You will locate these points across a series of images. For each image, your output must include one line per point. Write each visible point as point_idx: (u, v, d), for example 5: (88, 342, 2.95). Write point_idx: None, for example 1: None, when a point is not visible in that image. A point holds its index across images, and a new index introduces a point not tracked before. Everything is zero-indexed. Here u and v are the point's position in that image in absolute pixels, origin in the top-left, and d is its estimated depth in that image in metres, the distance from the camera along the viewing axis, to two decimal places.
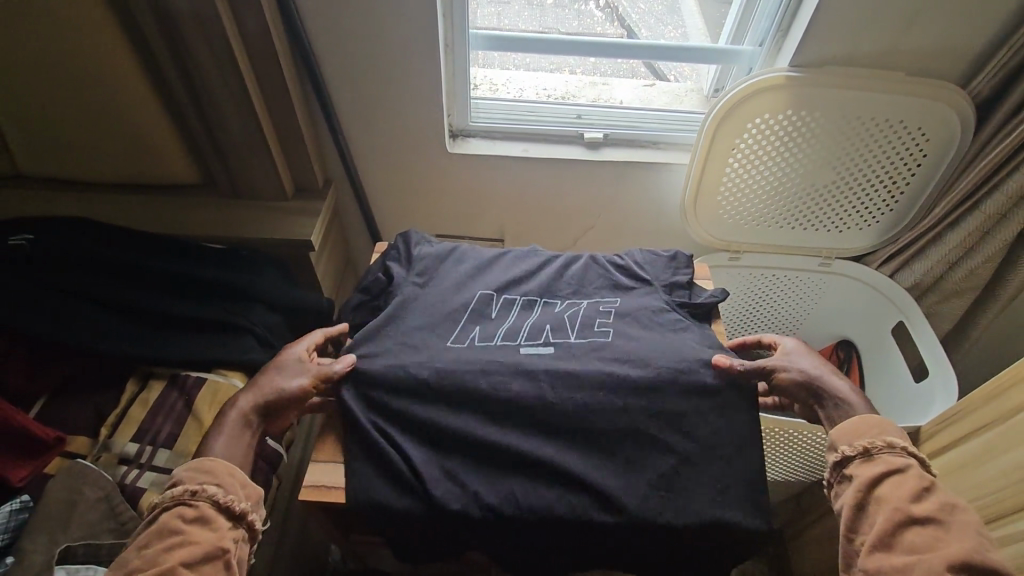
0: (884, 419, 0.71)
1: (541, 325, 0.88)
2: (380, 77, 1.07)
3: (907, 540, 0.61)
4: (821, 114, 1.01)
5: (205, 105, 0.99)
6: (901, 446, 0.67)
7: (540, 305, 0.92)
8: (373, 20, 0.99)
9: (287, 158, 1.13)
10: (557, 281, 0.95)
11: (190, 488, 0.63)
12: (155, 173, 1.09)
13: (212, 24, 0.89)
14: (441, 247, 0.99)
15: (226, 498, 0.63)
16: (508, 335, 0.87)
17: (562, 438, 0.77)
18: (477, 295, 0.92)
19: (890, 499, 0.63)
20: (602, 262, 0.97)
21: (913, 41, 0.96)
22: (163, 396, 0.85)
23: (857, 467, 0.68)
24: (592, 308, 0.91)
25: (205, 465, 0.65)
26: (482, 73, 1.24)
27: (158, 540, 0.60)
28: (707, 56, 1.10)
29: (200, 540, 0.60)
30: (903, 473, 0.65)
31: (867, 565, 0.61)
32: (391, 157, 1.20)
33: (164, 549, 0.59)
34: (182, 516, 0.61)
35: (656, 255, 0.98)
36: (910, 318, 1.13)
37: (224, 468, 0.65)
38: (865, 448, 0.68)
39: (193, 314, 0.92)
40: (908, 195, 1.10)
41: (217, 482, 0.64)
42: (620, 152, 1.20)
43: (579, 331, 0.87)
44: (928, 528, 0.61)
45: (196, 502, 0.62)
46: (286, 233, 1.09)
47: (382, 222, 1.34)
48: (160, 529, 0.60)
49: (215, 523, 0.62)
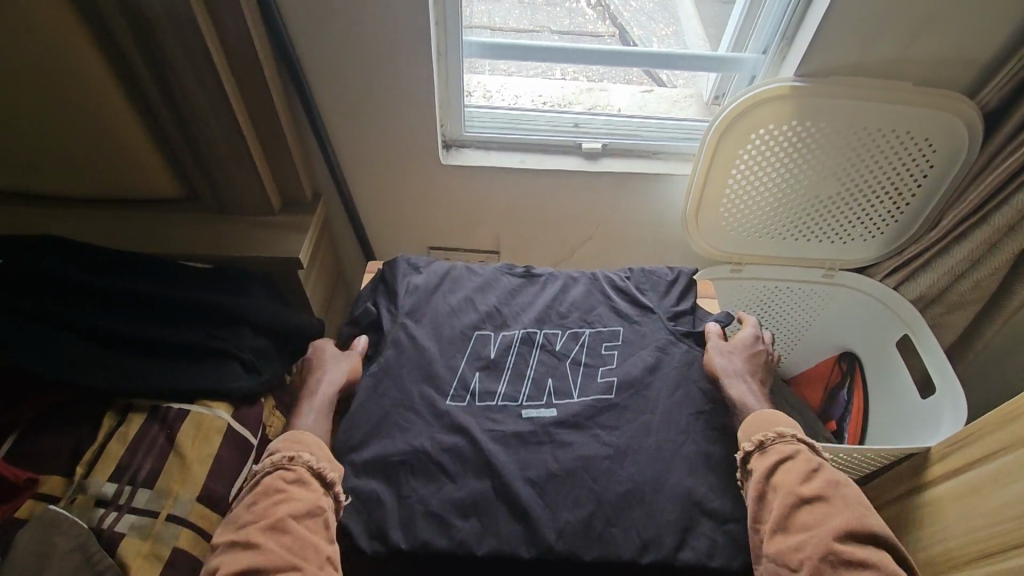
0: (774, 412, 0.75)
1: (543, 380, 0.83)
2: (369, 86, 1.02)
3: (802, 520, 0.64)
4: (826, 125, 0.99)
5: (186, 118, 0.95)
6: (789, 435, 0.72)
7: (539, 339, 0.87)
8: (360, 27, 0.94)
9: (274, 172, 1.08)
10: (556, 316, 0.90)
11: (288, 453, 0.69)
12: (133, 189, 1.04)
13: (190, 32, 0.85)
14: (433, 271, 0.94)
15: (319, 464, 0.69)
16: (509, 393, 0.81)
17: (564, 501, 0.71)
18: (472, 333, 0.87)
19: (784, 485, 0.67)
20: (601, 282, 0.94)
21: (922, 51, 0.93)
22: (143, 429, 0.80)
23: (755, 461, 0.71)
24: (594, 340, 0.87)
25: (298, 437, 0.72)
26: (475, 80, 1.20)
27: (264, 498, 0.66)
28: (708, 65, 1.06)
29: (301, 498, 0.66)
30: (794, 459, 0.69)
31: (769, 551, 0.64)
32: (381, 168, 1.16)
33: (272, 505, 0.65)
34: (283, 477, 0.67)
35: (658, 275, 0.95)
36: (914, 332, 1.10)
37: (313, 438, 0.72)
38: (759, 442, 0.71)
39: (174, 343, 0.87)
40: (913, 206, 1.08)
41: (310, 451, 0.70)
42: (618, 163, 1.17)
43: (583, 388, 0.82)
44: (818, 506, 0.65)
45: (294, 467, 0.69)
46: (273, 251, 1.05)
47: (372, 235, 1.29)
48: (265, 490, 0.67)
49: (313, 484, 0.67)
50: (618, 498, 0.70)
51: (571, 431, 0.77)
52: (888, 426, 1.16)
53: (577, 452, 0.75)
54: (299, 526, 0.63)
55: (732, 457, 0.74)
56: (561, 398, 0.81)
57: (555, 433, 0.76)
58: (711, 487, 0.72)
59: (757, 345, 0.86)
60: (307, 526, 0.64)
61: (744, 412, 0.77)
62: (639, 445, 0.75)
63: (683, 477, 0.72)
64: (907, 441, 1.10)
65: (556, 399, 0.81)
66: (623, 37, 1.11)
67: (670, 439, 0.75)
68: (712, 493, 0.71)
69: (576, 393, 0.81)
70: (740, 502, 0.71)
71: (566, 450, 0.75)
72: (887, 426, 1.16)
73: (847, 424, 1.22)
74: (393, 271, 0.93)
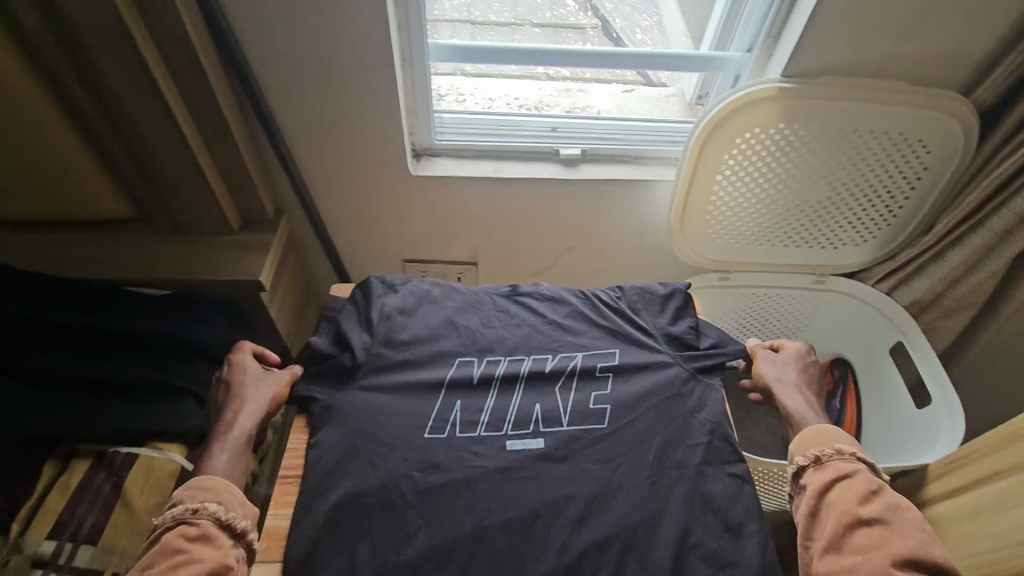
0: (834, 428, 0.75)
1: (530, 407, 0.76)
2: (329, 96, 0.95)
3: (857, 541, 0.65)
4: (816, 127, 0.94)
5: (128, 133, 0.88)
6: (848, 452, 0.72)
7: (527, 361, 0.81)
8: (314, 32, 0.87)
9: (230, 188, 1.01)
10: (545, 336, 0.83)
11: (191, 505, 0.63)
12: (77, 212, 0.97)
13: (125, 44, 0.78)
14: (408, 289, 0.87)
15: (228, 514, 0.64)
16: (493, 422, 0.75)
17: (542, 548, 0.65)
18: (455, 358, 0.81)
19: (840, 503, 0.67)
20: (591, 300, 0.88)
21: (914, 49, 0.88)
22: (87, 478, 0.74)
23: (810, 476, 0.71)
24: (588, 362, 0.81)
25: (203, 483, 0.66)
26: (447, 82, 1.14)
27: (162, 559, 0.60)
28: (691, 65, 1.01)
29: (205, 557, 0.60)
30: (852, 478, 0.69)
31: (819, 569, 0.65)
32: (347, 181, 1.09)
33: (170, 568, 0.59)
34: (185, 534, 0.62)
35: (650, 291, 0.89)
36: (909, 339, 1.06)
37: (220, 482, 0.67)
38: (816, 457, 0.72)
39: (122, 381, 0.81)
40: (906, 210, 1.03)
41: (217, 499, 0.65)
42: (598, 169, 1.11)
43: (573, 415, 0.76)
44: (875, 529, 0.65)
45: (199, 520, 0.63)
46: (231, 274, 0.98)
47: (343, 249, 1.23)
48: (162, 549, 0.61)
49: (219, 539, 0.62)
50: (599, 543, 0.65)
51: (557, 465, 0.71)
52: (880, 437, 1.11)
53: (563, 490, 0.69)
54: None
55: (730, 492, 0.69)
56: (550, 426, 0.75)
57: (541, 469, 0.71)
58: (706, 526, 0.67)
59: (805, 356, 0.87)
60: None
61: (801, 422, 0.78)
62: (629, 482, 0.70)
63: (669, 517, 0.67)
64: (903, 455, 1.04)
65: (544, 427, 0.75)
66: (607, 30, 1.05)
67: (663, 474, 0.70)
68: (699, 534, 0.66)
69: (565, 422, 0.75)
70: (730, 544, 0.66)
71: (552, 488, 0.69)
72: (880, 437, 1.11)
73: (845, 427, 1.15)
74: (368, 295, 0.85)
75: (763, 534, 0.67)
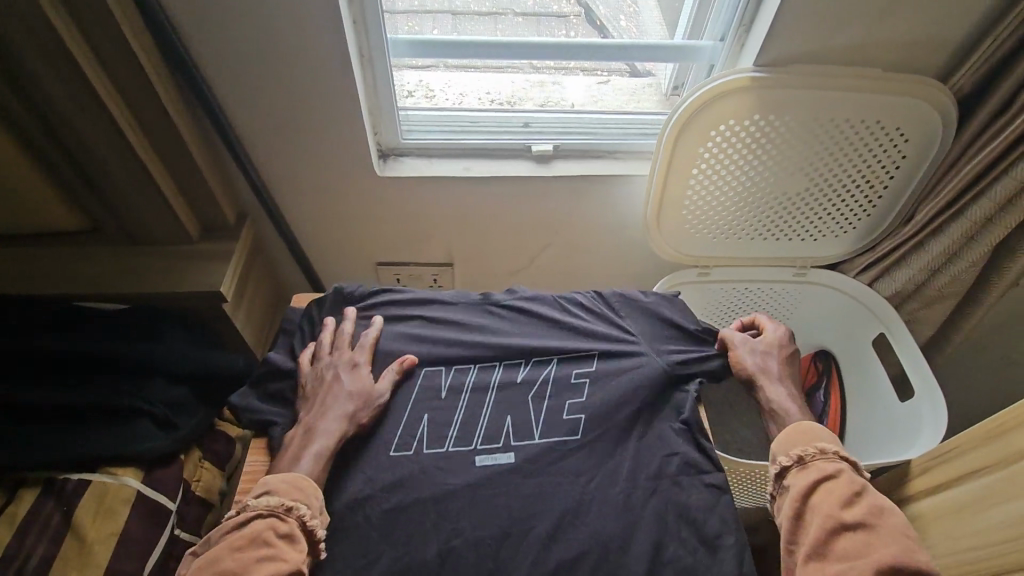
0: (817, 426, 0.73)
1: (500, 419, 0.74)
2: (285, 95, 0.91)
3: (840, 546, 0.63)
4: (791, 118, 0.91)
5: (71, 144, 0.83)
6: (831, 451, 0.70)
7: (500, 369, 0.78)
8: (265, 30, 0.82)
9: (187, 196, 0.97)
10: (516, 343, 0.81)
11: (286, 502, 0.62)
12: (25, 226, 0.92)
13: (57, 49, 0.73)
14: (373, 309, 0.85)
15: (314, 521, 0.62)
16: (462, 436, 0.72)
17: (511, 566, 0.63)
18: (422, 365, 0.79)
19: (823, 505, 0.66)
20: (567, 308, 0.85)
21: (889, 34, 0.85)
22: (36, 508, 0.71)
23: (793, 477, 0.70)
24: (561, 370, 0.78)
25: (297, 480, 0.64)
26: (415, 77, 1.08)
27: (249, 549, 0.59)
28: (666, 55, 0.97)
29: (287, 558, 0.59)
30: (836, 479, 0.67)
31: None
32: (312, 183, 1.04)
33: (255, 560, 0.58)
34: (275, 529, 0.60)
35: (626, 292, 0.86)
36: (892, 331, 1.03)
37: (312, 485, 0.65)
38: (799, 457, 0.70)
39: (72, 404, 0.77)
40: (887, 198, 1.01)
41: (306, 501, 0.63)
42: (572, 165, 1.08)
43: (545, 427, 0.73)
44: (860, 534, 0.63)
45: (288, 519, 0.61)
46: (190, 285, 0.95)
47: (313, 254, 1.19)
48: (252, 539, 0.60)
49: (301, 543, 0.61)
50: (569, 559, 0.63)
51: (527, 480, 0.69)
52: (864, 431, 1.08)
53: (533, 506, 0.67)
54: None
55: (708, 504, 0.67)
56: (519, 440, 0.72)
57: (511, 485, 0.68)
58: (681, 541, 0.65)
59: (784, 344, 0.84)
60: None
61: (784, 417, 0.76)
62: (603, 496, 0.67)
63: (642, 530, 0.65)
64: (887, 449, 1.02)
65: (514, 440, 0.72)
66: (591, 19, 1.00)
67: (638, 487, 0.68)
68: (672, 546, 0.64)
69: (536, 434, 0.72)
70: (704, 555, 0.64)
71: (521, 505, 0.67)
72: (863, 430, 1.08)
73: (826, 422, 1.13)
74: (334, 314, 0.84)
75: (740, 546, 0.65)
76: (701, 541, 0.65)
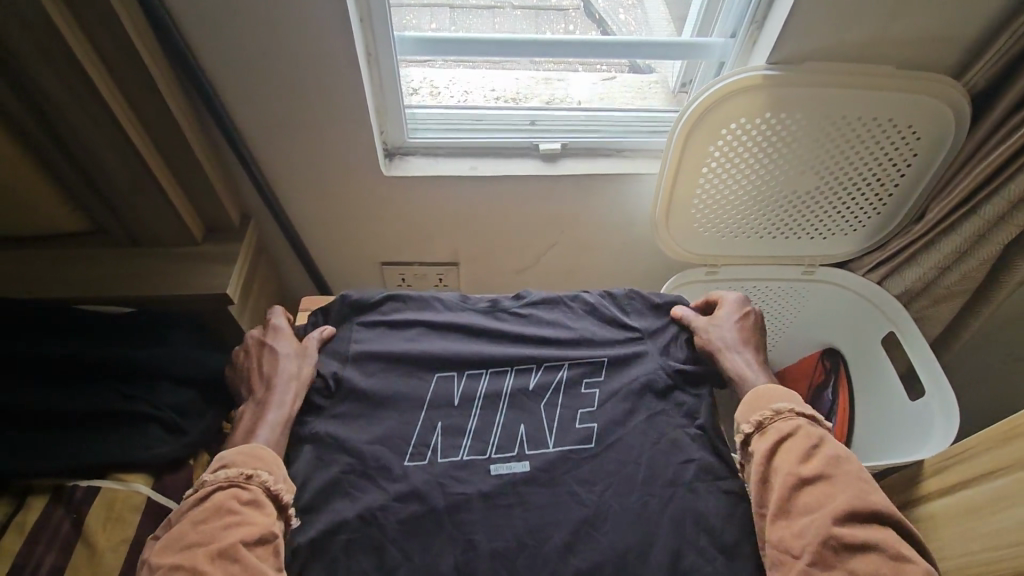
0: (774, 388, 0.73)
1: (514, 427, 0.73)
2: (291, 95, 0.89)
3: (802, 502, 0.62)
4: (802, 116, 0.90)
5: (74, 145, 0.82)
6: (787, 411, 0.70)
7: (511, 374, 0.78)
8: (271, 30, 0.81)
9: (190, 197, 0.96)
10: (527, 347, 0.80)
11: (245, 470, 0.63)
12: (26, 228, 0.91)
13: (61, 49, 0.72)
14: (380, 315, 0.83)
15: (278, 485, 0.64)
16: (476, 445, 0.72)
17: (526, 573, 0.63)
18: (435, 372, 0.78)
19: (784, 465, 0.65)
20: (580, 315, 0.84)
21: (903, 32, 0.84)
22: (45, 516, 0.70)
23: (755, 442, 0.69)
24: (574, 373, 0.78)
25: (255, 451, 0.66)
26: (420, 74, 1.07)
27: (214, 518, 0.60)
28: (676, 51, 0.96)
29: (255, 522, 0.60)
30: (793, 437, 0.67)
31: (772, 538, 0.62)
32: (317, 184, 1.03)
33: (222, 527, 0.59)
34: (238, 497, 0.61)
35: (642, 296, 0.85)
36: (901, 329, 1.03)
37: (271, 455, 0.66)
38: (758, 422, 0.70)
39: (76, 408, 0.76)
40: (896, 197, 1.00)
41: (268, 469, 0.65)
42: (580, 164, 1.07)
43: (559, 435, 0.73)
44: (819, 487, 0.63)
45: (250, 486, 0.63)
46: (195, 288, 0.94)
47: (317, 254, 1.18)
48: (215, 509, 0.60)
49: (269, 508, 0.62)
50: (584, 564, 0.63)
51: (541, 486, 0.68)
52: (873, 431, 1.07)
53: (548, 512, 0.67)
54: (251, 553, 0.58)
55: (725, 512, 0.67)
56: (534, 447, 0.72)
57: (527, 494, 0.68)
58: (700, 550, 0.64)
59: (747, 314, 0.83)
60: (258, 554, 0.58)
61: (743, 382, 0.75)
62: (618, 502, 0.67)
63: (657, 535, 0.65)
64: (897, 448, 1.01)
65: (529, 448, 0.71)
66: (589, 11, 0.99)
67: (654, 494, 0.68)
68: (688, 551, 0.64)
69: (551, 442, 0.72)
70: (720, 559, 0.64)
71: (537, 513, 0.66)
72: (872, 430, 1.07)
73: (835, 422, 1.09)
74: (339, 324, 0.82)
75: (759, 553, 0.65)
76: (716, 546, 0.65)
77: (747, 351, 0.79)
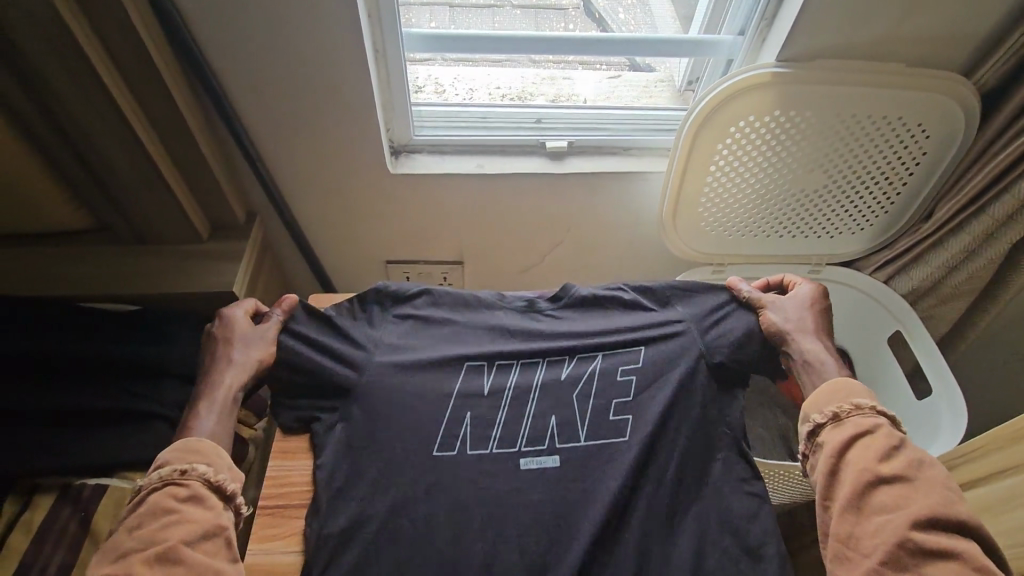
0: (854, 382, 0.73)
1: (545, 420, 0.74)
2: (299, 93, 0.89)
3: (877, 500, 0.63)
4: (810, 113, 0.89)
5: (79, 143, 0.82)
6: (867, 407, 0.70)
7: (544, 362, 0.78)
8: (280, 27, 0.81)
9: (195, 195, 0.95)
10: (557, 338, 0.80)
11: (179, 467, 0.63)
12: (30, 225, 0.91)
13: (68, 48, 0.72)
14: (413, 309, 0.82)
15: (217, 476, 0.64)
16: (507, 437, 0.73)
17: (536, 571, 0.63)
18: (462, 361, 0.77)
19: (861, 460, 0.65)
20: (612, 311, 0.82)
21: (913, 31, 0.84)
22: (53, 514, 0.70)
23: (827, 434, 0.70)
24: (609, 363, 0.77)
25: (191, 446, 0.65)
26: (425, 72, 1.06)
27: (151, 520, 0.60)
28: (684, 48, 0.95)
29: (196, 518, 0.60)
30: (873, 434, 0.67)
31: (838, 532, 0.64)
32: (323, 182, 1.03)
33: (159, 528, 0.59)
34: (174, 495, 0.61)
35: (690, 284, 0.83)
36: (906, 327, 1.02)
37: (208, 445, 0.66)
38: (834, 414, 0.70)
39: (81, 406, 0.76)
40: (905, 195, 1.00)
41: (207, 461, 0.65)
42: (587, 162, 1.07)
43: (590, 428, 0.74)
44: (897, 487, 0.63)
45: (187, 482, 0.62)
46: (201, 286, 0.93)
47: (322, 252, 1.17)
48: (152, 510, 0.60)
49: (210, 500, 0.63)
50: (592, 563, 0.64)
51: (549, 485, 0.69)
52: None
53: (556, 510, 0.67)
54: (196, 550, 0.59)
55: (750, 513, 0.68)
56: (565, 441, 0.73)
57: (546, 490, 0.69)
58: (723, 550, 0.67)
59: (816, 299, 0.83)
60: (204, 548, 0.59)
61: (817, 367, 0.75)
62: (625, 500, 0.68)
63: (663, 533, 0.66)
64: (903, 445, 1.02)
65: (559, 442, 0.73)
66: (588, 10, 0.98)
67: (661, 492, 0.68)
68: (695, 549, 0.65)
69: (582, 435, 0.73)
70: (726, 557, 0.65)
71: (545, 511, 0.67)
72: None
73: None
74: (375, 310, 0.81)
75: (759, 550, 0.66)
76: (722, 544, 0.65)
77: (819, 335, 0.79)
